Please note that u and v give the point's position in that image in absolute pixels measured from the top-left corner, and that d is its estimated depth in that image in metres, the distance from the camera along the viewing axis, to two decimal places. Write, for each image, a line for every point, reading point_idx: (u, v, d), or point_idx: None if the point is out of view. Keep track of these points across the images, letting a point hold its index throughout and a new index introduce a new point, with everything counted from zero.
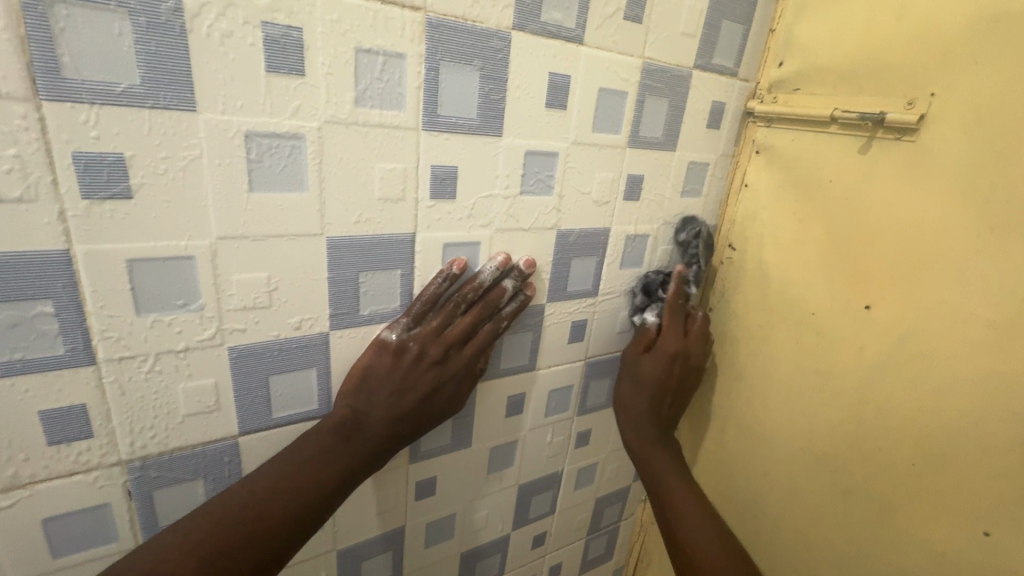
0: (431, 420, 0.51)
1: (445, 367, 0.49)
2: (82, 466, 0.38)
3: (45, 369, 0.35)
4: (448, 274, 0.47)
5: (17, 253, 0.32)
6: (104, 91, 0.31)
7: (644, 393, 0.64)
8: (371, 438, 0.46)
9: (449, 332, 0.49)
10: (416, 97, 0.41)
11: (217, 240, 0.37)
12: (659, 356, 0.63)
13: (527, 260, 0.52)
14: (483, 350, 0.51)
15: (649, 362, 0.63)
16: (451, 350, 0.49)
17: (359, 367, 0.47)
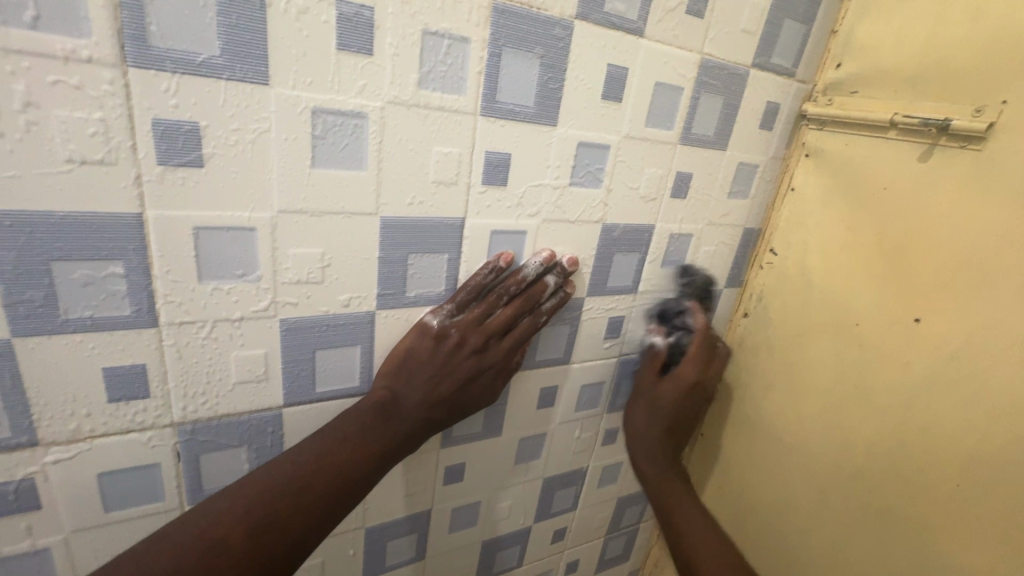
0: (467, 408, 0.50)
1: (483, 356, 0.49)
2: (137, 426, 0.40)
3: (111, 328, 0.36)
4: (494, 266, 0.48)
5: (93, 214, 0.33)
6: (185, 61, 0.32)
7: (655, 415, 0.62)
8: (408, 421, 0.46)
9: (490, 321, 0.48)
10: (477, 82, 0.41)
11: (278, 213, 0.38)
12: (674, 383, 0.61)
13: (571, 258, 0.52)
14: (521, 343, 0.51)
15: (670, 387, 0.61)
16: (490, 341, 0.49)
17: (401, 350, 0.47)
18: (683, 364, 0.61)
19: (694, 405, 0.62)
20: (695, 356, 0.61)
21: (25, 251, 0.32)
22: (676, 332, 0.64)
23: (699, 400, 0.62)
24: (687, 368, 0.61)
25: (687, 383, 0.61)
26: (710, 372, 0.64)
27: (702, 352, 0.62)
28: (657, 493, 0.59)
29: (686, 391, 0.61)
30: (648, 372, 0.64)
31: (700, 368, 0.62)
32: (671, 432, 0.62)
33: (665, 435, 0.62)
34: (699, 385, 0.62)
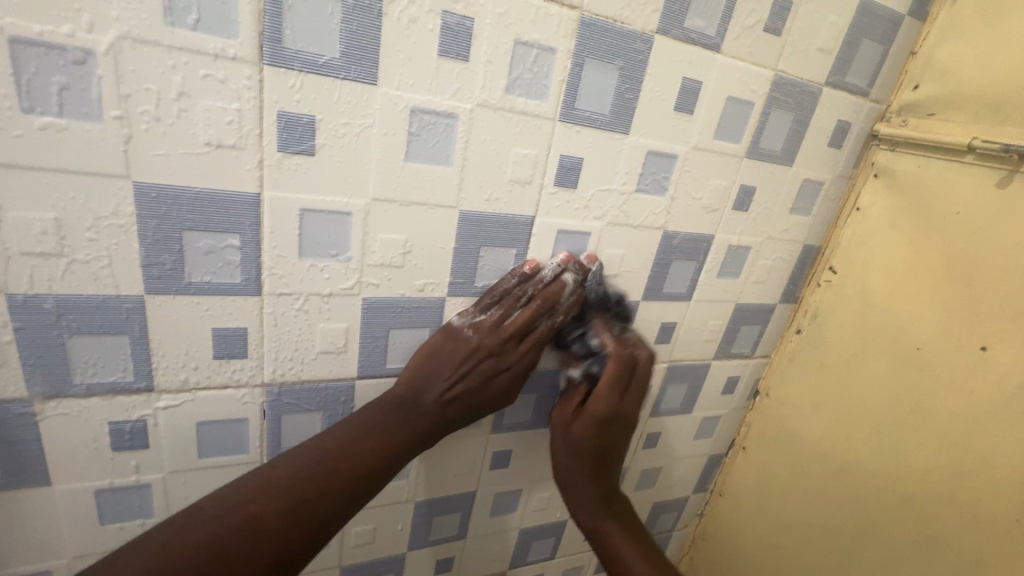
0: (485, 408, 0.50)
1: (502, 358, 0.49)
2: (234, 383, 0.44)
3: (224, 293, 0.41)
4: (520, 273, 0.49)
5: (221, 192, 0.37)
6: (311, 62, 0.36)
7: (577, 457, 0.55)
8: (422, 417, 0.47)
9: (509, 324, 0.48)
10: (559, 90, 0.44)
11: (371, 201, 0.42)
12: (587, 420, 0.53)
13: (589, 255, 0.52)
14: (541, 345, 0.50)
15: (581, 424, 0.54)
16: (509, 342, 0.49)
17: (427, 349, 0.49)
18: (594, 398, 0.53)
19: (603, 438, 0.54)
20: (608, 387, 0.53)
21: (165, 220, 0.37)
22: (587, 358, 0.55)
23: (618, 429, 0.55)
24: (599, 401, 0.53)
25: (599, 416, 0.53)
26: (630, 403, 0.54)
27: (636, 386, 0.54)
28: (587, 529, 0.57)
29: (593, 423, 0.53)
30: (566, 409, 0.55)
31: (615, 400, 0.53)
32: (593, 471, 0.55)
33: (589, 471, 0.56)
34: (614, 417, 0.54)
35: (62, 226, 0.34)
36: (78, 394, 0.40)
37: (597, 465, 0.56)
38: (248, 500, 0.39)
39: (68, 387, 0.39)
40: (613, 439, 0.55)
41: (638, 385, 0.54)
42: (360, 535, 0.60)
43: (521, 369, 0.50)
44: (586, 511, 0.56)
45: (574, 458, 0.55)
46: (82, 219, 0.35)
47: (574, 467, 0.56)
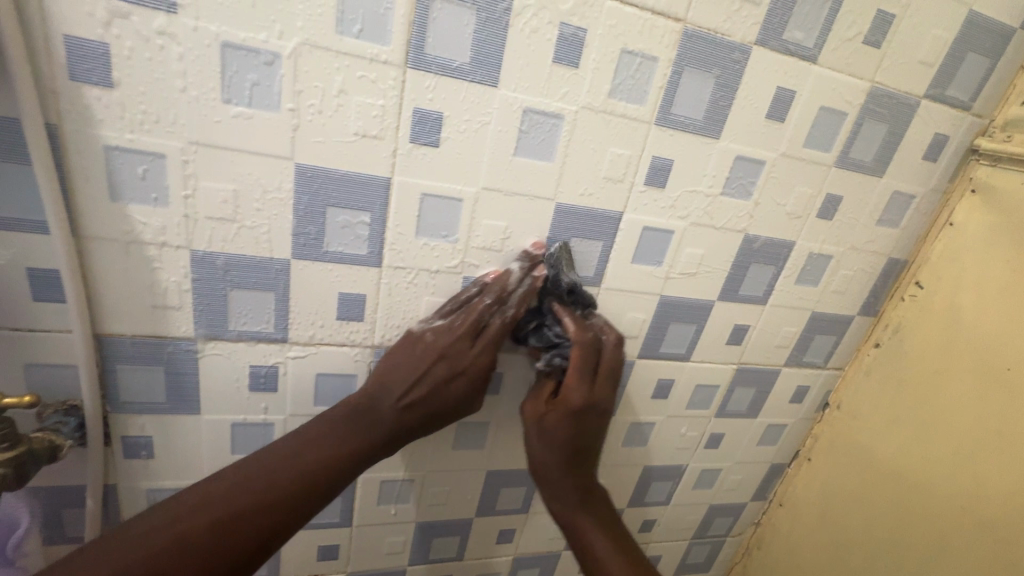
0: (450, 412, 0.50)
1: (456, 359, 0.48)
2: (350, 342, 0.51)
3: (351, 263, 0.47)
4: (483, 281, 0.51)
5: (361, 175, 0.44)
6: (446, 66, 0.42)
7: (555, 449, 0.53)
8: (380, 423, 0.47)
9: (462, 323, 0.49)
10: (657, 95, 0.48)
11: (481, 190, 0.47)
12: (561, 411, 0.52)
13: (535, 243, 0.51)
14: (495, 345, 0.50)
15: (556, 416, 0.52)
16: (463, 341, 0.49)
17: (387, 358, 0.50)
18: (567, 388, 0.52)
19: (580, 428, 0.53)
20: (579, 379, 0.51)
21: (315, 196, 0.43)
22: (549, 351, 0.53)
23: (591, 421, 0.53)
24: (572, 393, 0.51)
25: (574, 408, 0.52)
26: (605, 388, 0.53)
27: (602, 371, 0.53)
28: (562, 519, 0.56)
29: (567, 416, 0.52)
30: (538, 401, 0.54)
31: (587, 389, 0.52)
32: (571, 463, 0.54)
33: (563, 466, 0.54)
34: (589, 406, 0.52)
35: (238, 196, 0.42)
36: (230, 339, 0.47)
37: (572, 457, 0.54)
38: (178, 513, 0.38)
39: (224, 332, 0.47)
40: (589, 430, 0.54)
41: (614, 373, 0.53)
42: (435, 495, 0.65)
43: (481, 371, 0.49)
44: (567, 506, 0.55)
45: (552, 453, 0.53)
46: (254, 192, 0.42)
47: (557, 462, 0.54)
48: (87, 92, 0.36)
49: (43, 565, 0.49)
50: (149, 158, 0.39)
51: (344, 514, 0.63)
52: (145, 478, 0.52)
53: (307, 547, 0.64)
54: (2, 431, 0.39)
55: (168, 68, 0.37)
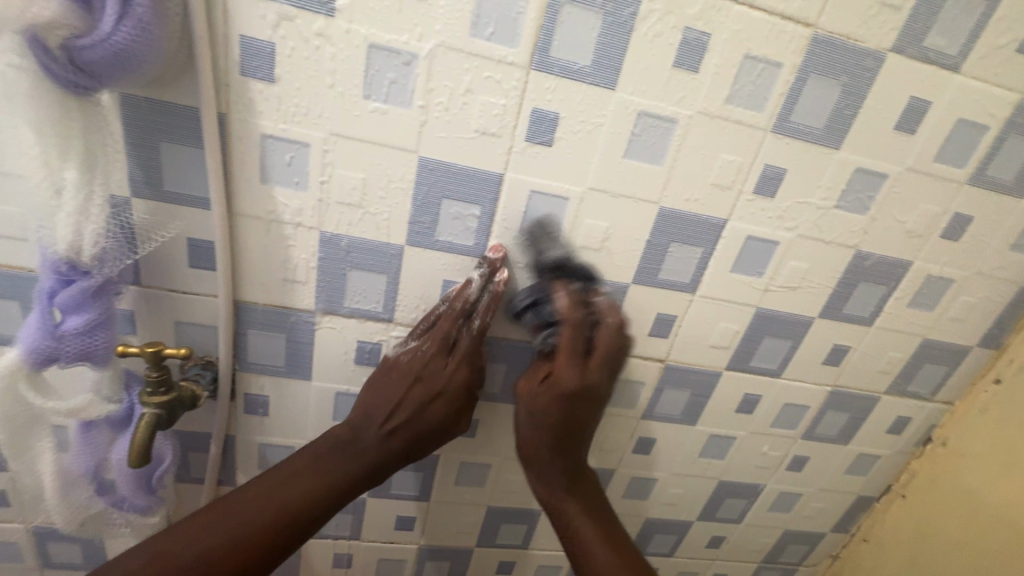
0: (434, 430, 0.51)
1: (431, 380, 0.50)
2: None
3: (458, 252, 0.50)
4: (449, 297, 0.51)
5: (477, 170, 0.46)
6: (567, 68, 0.43)
7: (543, 430, 0.52)
8: (363, 451, 0.50)
9: (430, 343, 0.50)
10: (777, 102, 0.46)
11: (587, 190, 0.48)
12: (556, 395, 0.50)
13: (493, 246, 0.49)
14: (468, 360, 0.51)
15: (558, 395, 0.50)
16: (443, 356, 0.50)
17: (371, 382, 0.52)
18: (559, 368, 0.50)
19: (575, 409, 0.51)
20: (568, 358, 0.49)
21: (433, 188, 0.46)
22: (544, 331, 0.52)
23: (589, 405, 0.52)
24: (566, 374, 0.49)
25: (568, 392, 0.49)
26: (600, 373, 0.50)
27: (600, 351, 0.50)
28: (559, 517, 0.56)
29: (560, 397, 0.50)
30: (534, 381, 0.52)
31: (579, 370, 0.50)
32: (565, 450, 0.54)
33: (554, 448, 0.54)
34: (583, 391, 0.50)
35: (366, 184, 0.45)
36: (343, 314, 0.52)
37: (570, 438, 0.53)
38: (179, 530, 0.44)
39: (339, 307, 0.51)
40: (590, 412, 0.52)
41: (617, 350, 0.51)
42: (508, 482, 0.67)
43: (460, 391, 0.50)
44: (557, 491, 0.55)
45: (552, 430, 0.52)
46: (380, 181, 0.45)
47: (553, 442, 0.53)
48: (252, 85, 0.41)
49: (173, 496, 0.56)
50: (296, 146, 0.43)
51: (423, 489, 0.66)
52: (259, 433, 0.58)
53: (387, 515, 0.68)
54: (160, 376, 0.45)
55: (320, 66, 0.41)
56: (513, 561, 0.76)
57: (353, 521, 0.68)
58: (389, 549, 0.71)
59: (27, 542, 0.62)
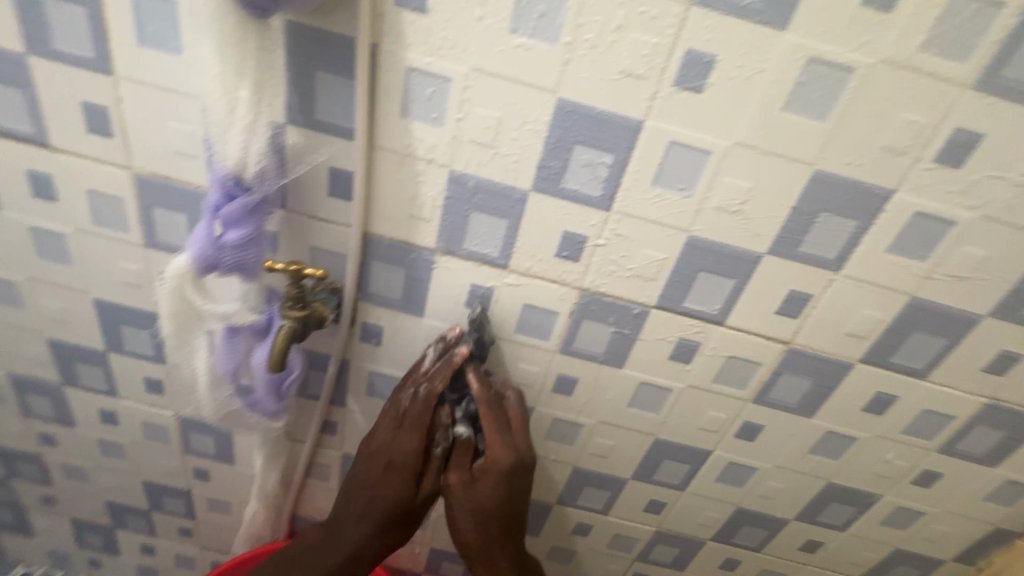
0: (388, 505, 0.57)
1: (386, 452, 0.56)
2: (559, 280, 0.53)
3: (582, 203, 0.48)
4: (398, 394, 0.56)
5: (616, 115, 0.44)
6: (734, 4, 0.39)
7: (484, 507, 0.57)
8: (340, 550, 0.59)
9: (387, 418, 0.56)
10: (988, 51, 0.39)
11: (733, 144, 0.44)
12: (489, 473, 0.56)
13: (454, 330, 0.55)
14: (422, 420, 0.55)
15: (486, 482, 0.56)
16: (394, 435, 0.56)
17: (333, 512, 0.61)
18: (490, 448, 0.55)
19: (507, 489, 0.57)
20: (496, 438, 0.55)
21: (568, 132, 0.45)
22: (465, 404, 0.58)
23: (522, 479, 0.57)
24: (496, 452, 0.55)
25: (501, 467, 0.55)
26: (523, 442, 0.56)
27: (517, 423, 0.56)
28: None
29: (494, 480, 0.56)
30: (464, 472, 0.56)
31: (508, 450, 0.55)
32: (503, 523, 0.59)
33: (495, 529, 0.59)
34: (518, 466, 0.56)
35: (501, 123, 0.45)
36: (461, 256, 0.53)
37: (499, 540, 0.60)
38: None
39: (457, 248, 0.52)
40: (515, 509, 0.59)
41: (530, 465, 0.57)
42: (599, 446, 0.66)
43: (411, 463, 0.56)
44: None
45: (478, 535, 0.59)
46: (515, 120, 0.45)
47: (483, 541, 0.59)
48: (404, 17, 0.41)
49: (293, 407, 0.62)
50: (438, 80, 0.43)
51: None
52: (370, 361, 0.62)
53: None
54: (298, 293, 0.49)
55: None
56: (591, 524, 0.76)
57: None
58: None
59: (175, 428, 0.72)
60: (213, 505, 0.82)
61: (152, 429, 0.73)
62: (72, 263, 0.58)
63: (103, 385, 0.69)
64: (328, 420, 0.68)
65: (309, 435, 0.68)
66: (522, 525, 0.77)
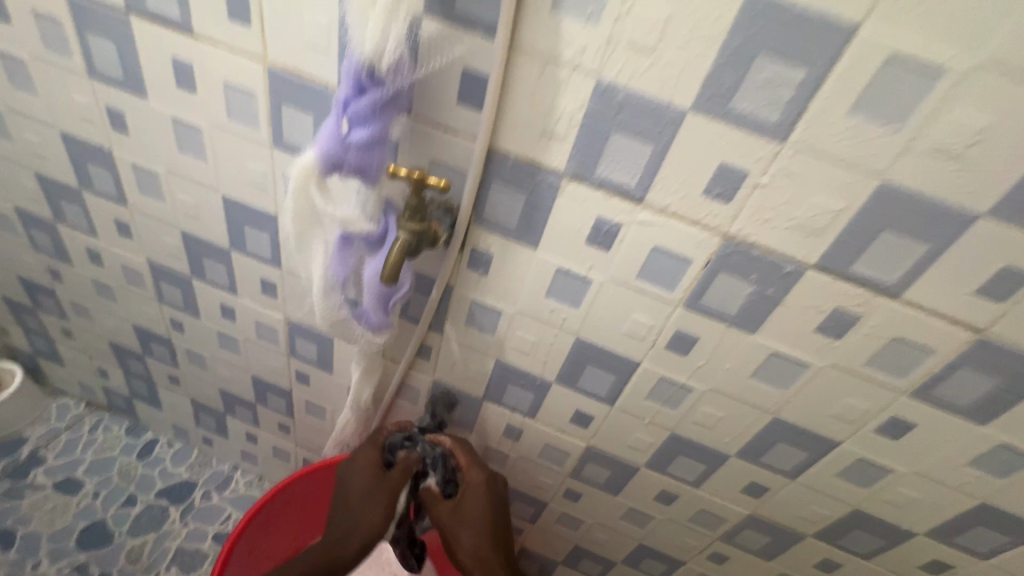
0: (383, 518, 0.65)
1: (380, 472, 0.67)
2: (701, 222, 0.46)
3: (750, 130, 0.40)
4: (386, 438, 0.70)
5: (824, 16, 0.35)
6: None
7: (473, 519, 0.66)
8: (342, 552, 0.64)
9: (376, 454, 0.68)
10: None
11: (979, 63, 0.34)
12: (471, 490, 0.67)
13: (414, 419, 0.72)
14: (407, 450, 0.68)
15: (468, 499, 0.67)
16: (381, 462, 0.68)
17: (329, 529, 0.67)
18: (468, 471, 0.68)
19: (489, 502, 0.67)
20: (471, 462, 0.68)
21: (753, 38, 0.37)
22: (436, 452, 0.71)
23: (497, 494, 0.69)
24: (473, 471, 0.68)
25: (479, 482, 0.67)
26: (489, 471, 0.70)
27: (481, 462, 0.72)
28: None
29: (477, 494, 0.67)
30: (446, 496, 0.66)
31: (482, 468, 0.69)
32: (492, 536, 0.66)
33: (488, 541, 0.65)
34: (492, 481, 0.68)
35: (670, 22, 0.37)
36: (591, 184, 0.47)
37: (489, 546, 0.65)
38: None
39: (589, 175, 0.47)
40: (497, 518, 0.68)
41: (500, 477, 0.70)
42: (705, 416, 0.60)
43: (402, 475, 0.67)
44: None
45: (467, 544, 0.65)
46: (688, 19, 0.37)
47: (472, 550, 0.65)
48: None
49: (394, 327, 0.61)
50: None
51: (611, 395, 0.63)
52: (474, 291, 0.59)
53: (567, 407, 0.66)
54: (416, 203, 0.46)
55: None
56: (677, 495, 0.71)
57: (532, 402, 0.68)
58: (558, 439, 0.71)
59: (283, 330, 0.75)
60: (309, 408, 0.87)
61: (263, 328, 0.77)
62: (206, 157, 0.60)
63: (224, 281, 0.73)
64: (423, 344, 0.67)
65: (405, 356, 0.68)
66: (602, 481, 0.74)
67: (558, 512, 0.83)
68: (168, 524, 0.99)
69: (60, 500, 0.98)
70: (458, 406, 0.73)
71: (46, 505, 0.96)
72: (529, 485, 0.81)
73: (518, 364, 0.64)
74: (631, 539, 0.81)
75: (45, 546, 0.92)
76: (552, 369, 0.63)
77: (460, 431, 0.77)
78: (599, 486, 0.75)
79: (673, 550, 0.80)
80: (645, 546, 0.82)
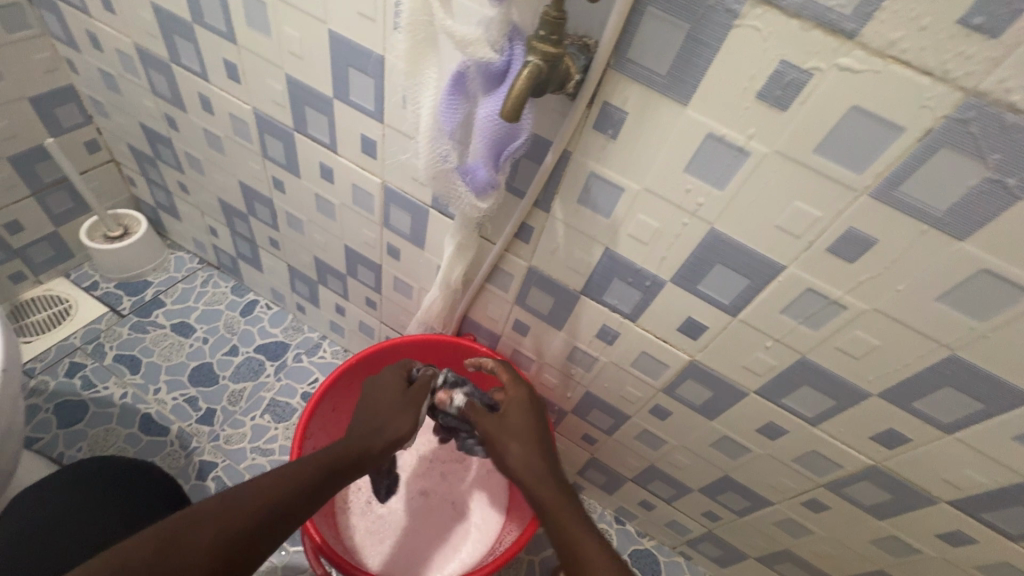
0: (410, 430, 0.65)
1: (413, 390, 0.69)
2: (936, 73, 0.34)
3: None
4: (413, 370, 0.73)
5: None
6: None
7: (523, 434, 0.66)
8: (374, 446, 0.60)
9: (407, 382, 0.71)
10: None
11: None
12: (515, 405, 0.69)
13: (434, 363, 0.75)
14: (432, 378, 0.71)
15: (514, 413, 0.69)
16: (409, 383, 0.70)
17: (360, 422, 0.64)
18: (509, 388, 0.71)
19: (535, 415, 0.69)
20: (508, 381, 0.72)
21: None
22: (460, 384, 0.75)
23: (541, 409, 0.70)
24: (512, 390, 0.71)
25: (521, 398, 0.70)
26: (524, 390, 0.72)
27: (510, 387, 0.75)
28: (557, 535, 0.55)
29: (523, 408, 0.69)
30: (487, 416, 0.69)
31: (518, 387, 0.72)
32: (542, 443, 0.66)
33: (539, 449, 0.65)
34: (532, 399, 0.71)
35: None
36: (783, 13, 0.35)
37: (538, 455, 0.64)
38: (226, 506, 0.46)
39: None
40: (542, 430, 0.68)
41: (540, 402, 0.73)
42: (853, 343, 0.50)
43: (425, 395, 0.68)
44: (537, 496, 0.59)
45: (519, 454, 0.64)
46: None
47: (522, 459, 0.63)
48: None
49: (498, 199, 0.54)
50: None
51: (736, 304, 0.54)
52: (595, 160, 0.51)
53: (677, 313, 0.59)
54: (556, 16, 0.36)
55: None
56: (785, 430, 0.63)
57: (637, 302, 0.61)
58: (658, 348, 0.64)
59: (379, 197, 0.72)
60: (397, 285, 0.86)
61: (359, 193, 0.74)
62: None
63: (325, 136, 0.69)
64: (525, 224, 0.61)
65: (504, 234, 0.62)
66: (698, 402, 0.67)
67: (639, 427, 0.78)
68: (264, 376, 1.06)
69: (176, 340, 1.07)
70: (552, 298, 0.68)
71: (164, 342, 1.07)
72: (613, 395, 0.76)
73: (630, 256, 0.56)
74: (716, 469, 0.75)
75: (163, 375, 1.02)
76: (670, 266, 0.55)
77: (548, 327, 0.72)
78: (693, 406, 0.68)
79: (762, 489, 0.73)
80: (730, 479, 0.75)
